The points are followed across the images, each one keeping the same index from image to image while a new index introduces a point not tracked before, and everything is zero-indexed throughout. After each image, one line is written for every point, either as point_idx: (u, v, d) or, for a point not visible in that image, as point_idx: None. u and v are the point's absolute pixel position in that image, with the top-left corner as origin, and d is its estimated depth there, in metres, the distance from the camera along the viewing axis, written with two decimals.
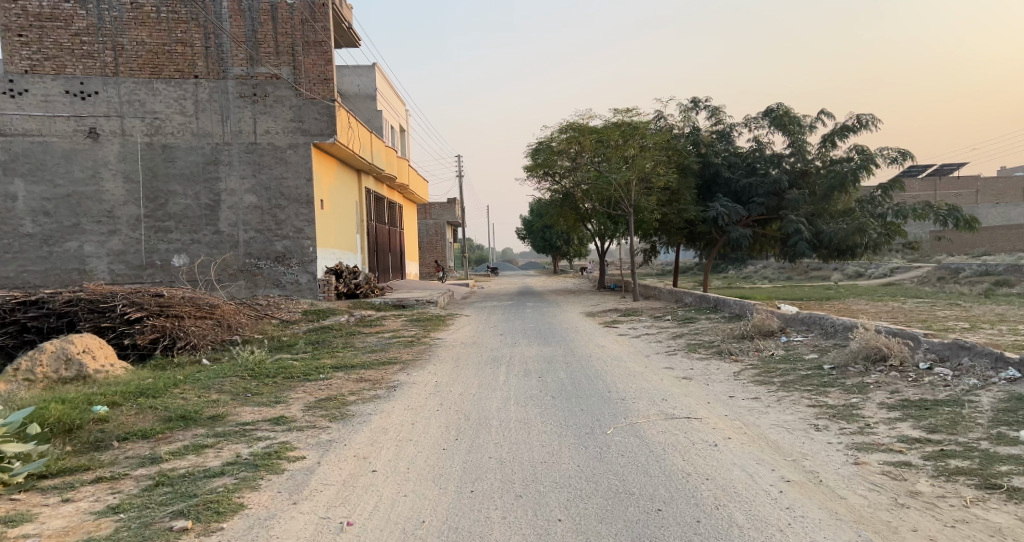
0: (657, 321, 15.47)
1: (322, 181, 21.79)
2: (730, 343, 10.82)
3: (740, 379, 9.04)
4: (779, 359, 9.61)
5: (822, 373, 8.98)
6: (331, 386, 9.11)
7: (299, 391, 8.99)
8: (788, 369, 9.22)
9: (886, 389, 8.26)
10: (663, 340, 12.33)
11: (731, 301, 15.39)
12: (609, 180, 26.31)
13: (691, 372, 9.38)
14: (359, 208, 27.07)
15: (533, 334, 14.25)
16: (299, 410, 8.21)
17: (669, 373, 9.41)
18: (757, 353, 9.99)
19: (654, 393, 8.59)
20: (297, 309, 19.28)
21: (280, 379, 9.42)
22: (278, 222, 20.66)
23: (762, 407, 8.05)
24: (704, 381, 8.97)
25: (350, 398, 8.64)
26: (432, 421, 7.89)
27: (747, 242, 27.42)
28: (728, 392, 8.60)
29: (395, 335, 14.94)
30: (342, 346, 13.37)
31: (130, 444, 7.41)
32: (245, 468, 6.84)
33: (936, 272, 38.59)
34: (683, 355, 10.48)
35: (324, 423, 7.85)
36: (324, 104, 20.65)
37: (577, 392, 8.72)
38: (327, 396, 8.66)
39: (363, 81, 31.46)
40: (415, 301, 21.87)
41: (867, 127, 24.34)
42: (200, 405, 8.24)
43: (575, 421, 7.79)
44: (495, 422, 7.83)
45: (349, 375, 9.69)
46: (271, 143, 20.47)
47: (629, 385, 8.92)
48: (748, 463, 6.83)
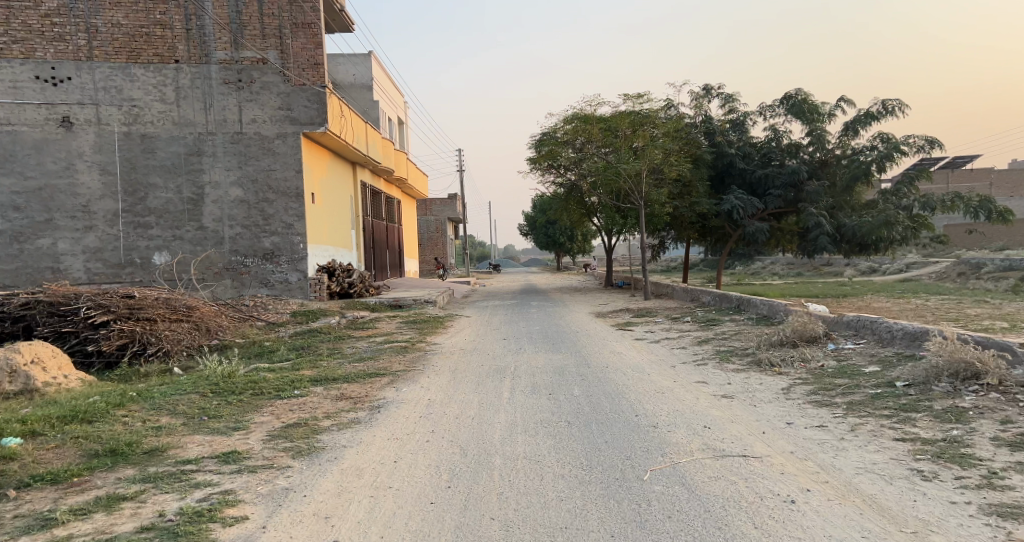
0: (676, 323, 14.16)
1: (313, 174, 20.45)
2: (767, 351, 9.51)
3: (792, 398, 7.72)
4: (833, 373, 8.31)
5: (897, 393, 7.63)
6: (307, 405, 7.78)
7: (268, 412, 7.66)
8: (851, 386, 7.91)
9: (994, 418, 6.88)
10: (687, 346, 11.02)
11: (756, 301, 14.14)
12: (617, 171, 24.99)
13: (730, 389, 8.06)
14: (355, 203, 25.76)
15: (540, 338, 12.93)
16: (260, 442, 6.87)
17: (703, 390, 8.08)
18: (803, 366, 8.67)
19: (692, 419, 7.25)
20: (286, 311, 17.98)
21: (247, 397, 8.05)
22: (267, 217, 19.33)
23: (842, 443, 6.69)
24: (749, 401, 7.65)
25: (324, 425, 7.28)
26: (420, 459, 6.54)
27: (764, 237, 26.18)
28: (783, 416, 7.28)
29: (389, 339, 13.62)
30: (328, 353, 12.05)
31: (32, 493, 6.08)
32: (160, 539, 5.46)
33: (955, 267, 37.30)
34: (715, 365, 9.15)
35: (285, 462, 6.51)
36: (314, 90, 19.35)
37: (596, 416, 7.39)
38: (297, 421, 7.32)
39: (359, 70, 30.15)
40: (411, 300, 20.54)
41: (894, 114, 23.15)
42: (138, 436, 6.92)
43: (600, 461, 6.44)
44: (497, 461, 6.48)
45: (328, 391, 8.33)
46: (257, 132, 19.19)
47: (659, 406, 7.59)
48: (850, 537, 5.46)
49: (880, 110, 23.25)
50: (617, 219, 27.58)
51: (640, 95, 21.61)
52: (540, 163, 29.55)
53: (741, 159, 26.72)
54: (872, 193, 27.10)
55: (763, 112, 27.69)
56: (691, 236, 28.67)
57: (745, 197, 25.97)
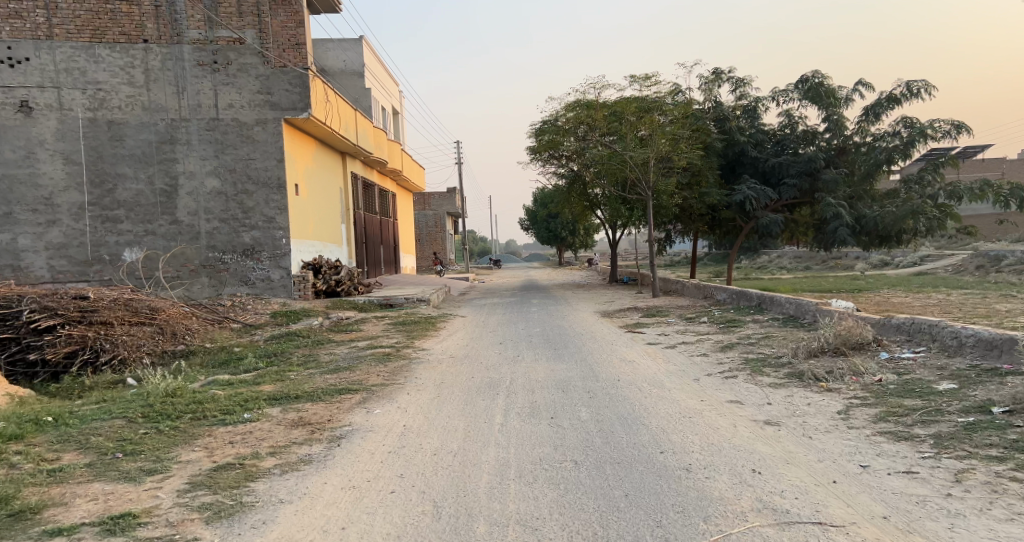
0: (693, 325, 12.78)
1: (297, 163, 19.05)
2: (808, 362, 8.13)
3: (861, 430, 6.39)
4: (901, 392, 7.00)
5: (997, 424, 6.23)
6: (252, 437, 6.52)
7: (199, 446, 6.41)
8: (934, 412, 6.57)
9: None
10: (709, 354, 9.65)
11: (781, 299, 12.85)
12: (623, 159, 23.67)
13: (772, 414, 6.75)
14: (345, 195, 24.38)
15: (541, 344, 11.57)
16: (172, 496, 5.61)
17: (741, 414, 6.77)
18: (856, 381, 7.35)
19: (736, 461, 5.95)
20: (267, 311, 16.58)
21: (183, 424, 6.78)
22: (246, 210, 17.94)
23: (955, 506, 5.31)
24: (801, 432, 6.38)
25: (266, 467, 6.02)
26: (382, 525, 5.24)
27: (778, 229, 25.07)
28: (858, 459, 5.96)
29: (372, 344, 12.25)
30: (303, 361, 10.65)
31: None
32: None
33: (974, 260, 36.03)
34: (746, 379, 7.80)
35: (192, 530, 5.22)
36: (296, 72, 17.98)
37: (610, 455, 6.07)
38: (231, 461, 6.08)
39: (349, 56, 28.77)
40: (403, 299, 19.14)
41: (917, 95, 23.04)
42: (15, 487, 5.70)
43: (620, 531, 5.12)
44: (484, 529, 5.18)
45: (285, 414, 7.02)
46: (235, 119, 17.82)
47: (692, 440, 6.29)
48: None
49: (903, 91, 23.06)
50: (623, 211, 26.23)
51: (648, 76, 20.21)
52: (541, 152, 28.19)
53: (754, 147, 25.91)
54: (892, 182, 25.76)
55: (777, 97, 27.08)
56: (700, 229, 27.36)
57: (759, 187, 25.03)
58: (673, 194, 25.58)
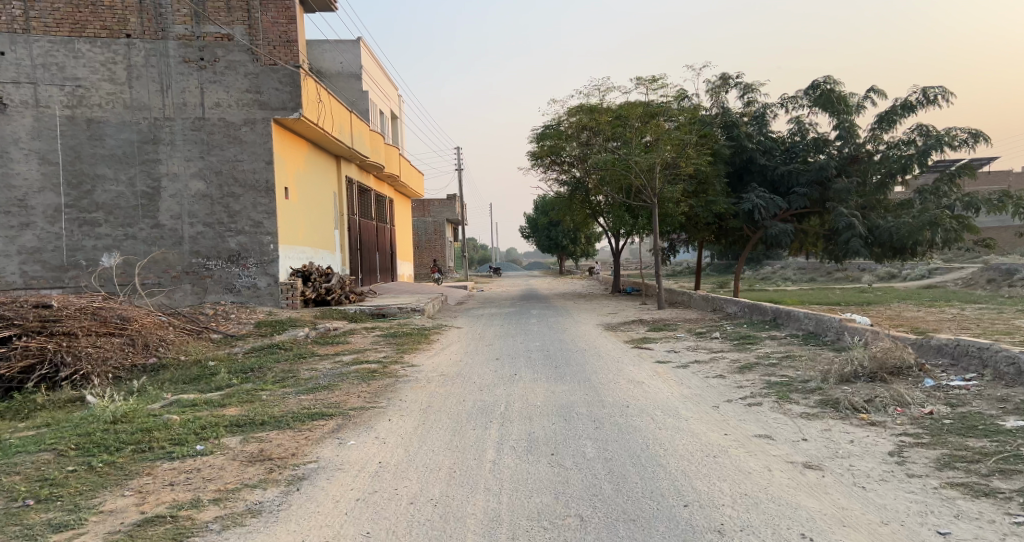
0: (704, 341, 11.88)
1: (287, 166, 18.20)
2: (841, 388, 7.34)
3: (933, 483, 5.55)
4: (961, 428, 6.25)
5: None
6: (197, 478, 5.77)
7: (133, 485, 5.72)
8: (1006, 455, 5.78)
9: None
10: (726, 375, 8.76)
11: (798, 314, 12.00)
12: (627, 166, 22.84)
13: (814, 455, 5.98)
14: (339, 200, 23.53)
15: (542, 361, 10.70)
16: None
17: (775, 454, 6.01)
18: (904, 413, 6.61)
19: (769, 518, 5.18)
20: (250, 320, 15.69)
21: (120, 458, 6.09)
22: (232, 214, 17.06)
23: None
24: (852, 482, 5.59)
25: (204, 520, 5.26)
26: None
27: (787, 239, 24.23)
28: (934, 522, 5.12)
29: (358, 359, 11.36)
30: (281, 378, 9.77)
31: None
32: None
33: (985, 274, 35.35)
34: (772, 408, 6.95)
35: None
36: (287, 71, 17.14)
37: (624, 509, 5.29)
38: (163, 510, 5.37)
39: (347, 57, 27.94)
40: (396, 308, 18.25)
41: (934, 102, 22.22)
42: None
43: None
44: None
45: (240, 447, 6.26)
46: (222, 118, 16.97)
47: (716, 489, 5.51)
48: None
49: (919, 99, 22.22)
50: (627, 219, 25.26)
51: (655, 78, 19.29)
52: (542, 158, 27.32)
53: (762, 155, 25.06)
54: (905, 192, 24.95)
55: (785, 104, 26.25)
56: (706, 238, 26.53)
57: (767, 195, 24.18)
58: (679, 202, 24.76)
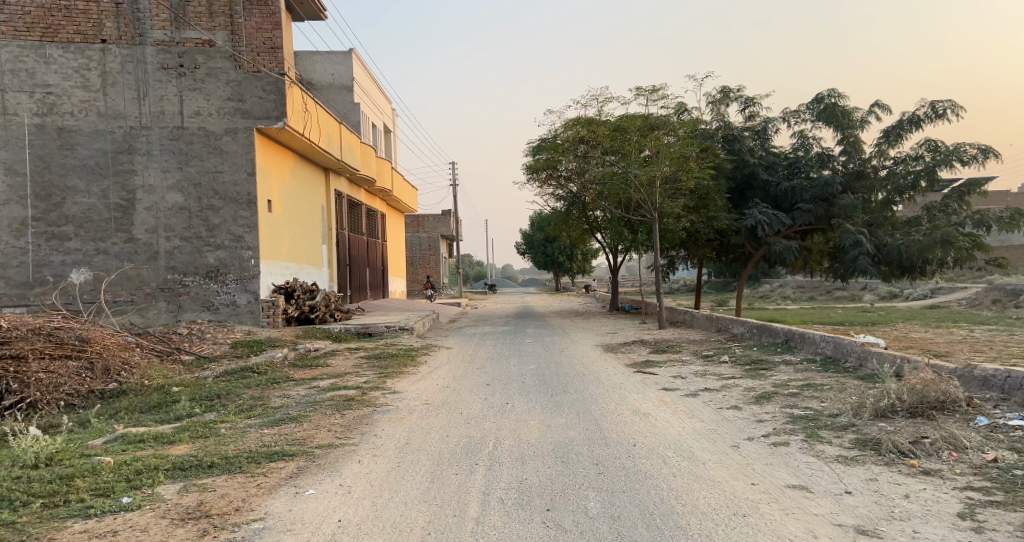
0: (712, 365, 10.99)
1: (271, 178, 17.34)
2: (879, 427, 6.58)
3: None
4: None
5: None
6: None
7: None
8: None
9: None
10: (742, 406, 7.88)
11: (813, 336, 11.15)
12: (627, 180, 22.07)
13: (872, 519, 5.15)
14: (327, 214, 22.67)
15: (537, 387, 9.83)
16: None
17: (820, 516, 5.20)
18: (962, 462, 5.88)
19: None
20: (227, 340, 14.77)
21: (30, 514, 5.36)
22: (211, 227, 16.16)
23: None
24: None
25: None
26: None
27: (791, 257, 23.45)
28: None
29: (338, 384, 10.46)
30: (249, 407, 8.87)
31: None
32: None
33: (989, 294, 34.86)
34: (804, 451, 6.14)
35: None
36: (271, 78, 16.28)
37: None
38: None
39: (338, 69, 27.13)
40: (384, 327, 17.34)
41: (943, 116, 21.16)
42: None
43: None
44: None
45: (172, 500, 5.52)
46: (202, 128, 16.09)
47: None
48: None
49: (928, 113, 21.28)
50: (626, 234, 24.21)
51: (657, 89, 18.44)
52: (538, 172, 26.51)
53: (765, 170, 24.30)
54: (913, 209, 24.21)
55: (787, 118, 25.52)
56: (707, 254, 25.74)
57: (771, 211, 23.41)
58: (679, 218, 23.89)
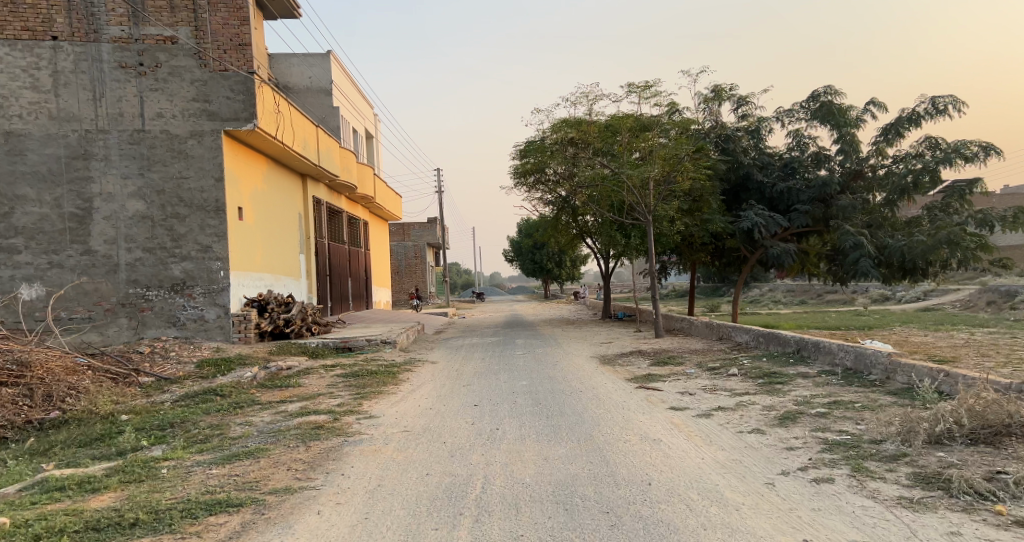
0: (721, 380, 10.04)
1: (241, 184, 16.26)
2: (946, 465, 5.81)
3: None
4: None
5: None
6: None
7: None
8: None
9: None
10: (764, 431, 6.91)
11: (828, 345, 10.24)
12: (620, 180, 21.15)
13: None
14: (304, 222, 21.62)
15: (530, 408, 8.87)
16: None
17: None
18: None
19: None
20: (192, 359, 13.67)
21: None
22: (176, 237, 15.08)
23: None
24: None
25: None
26: None
27: (790, 261, 22.65)
28: None
29: (306, 408, 9.44)
30: (201, 441, 7.86)
31: None
32: None
33: (984, 296, 34.32)
34: (861, 496, 5.38)
35: None
36: (239, 78, 15.23)
37: None
38: None
39: (315, 72, 26.09)
40: (365, 341, 16.22)
41: (944, 112, 19.88)
42: None
43: None
44: None
45: None
46: (165, 131, 15.03)
47: None
48: None
49: (929, 110, 20.06)
50: (619, 238, 23.14)
51: (649, 85, 17.50)
52: (526, 176, 25.56)
53: (760, 171, 23.52)
54: (913, 210, 23.42)
55: (782, 117, 24.74)
56: (701, 259, 24.89)
57: (767, 213, 22.60)
58: (673, 221, 22.97)
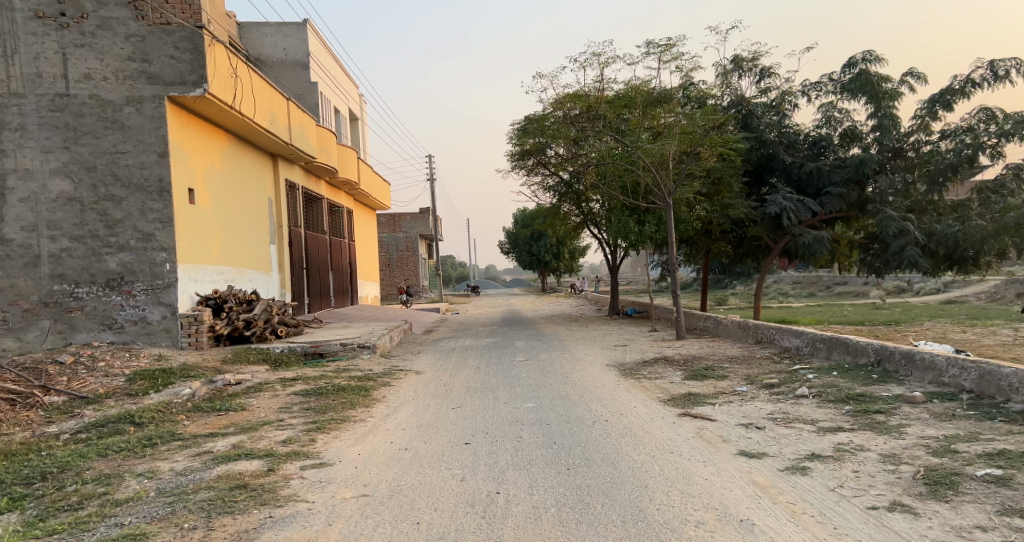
0: (791, 406, 7.68)
1: (192, 162, 13.77)
2: None
3: None
4: None
5: None
6: None
7: None
8: None
9: None
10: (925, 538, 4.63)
11: (930, 360, 7.89)
12: (632, 158, 18.71)
13: None
14: (275, 208, 19.15)
15: (544, 451, 6.49)
16: None
17: None
18: None
19: None
20: (128, 366, 11.17)
21: None
22: (111, 223, 12.61)
23: None
24: None
25: None
26: None
27: (822, 250, 20.25)
28: None
29: (239, 447, 6.98)
30: (61, 511, 5.38)
31: None
32: None
33: (1012, 288, 32.21)
34: None
35: None
36: (185, 33, 12.80)
37: None
38: None
39: (290, 43, 23.62)
40: (339, 345, 13.75)
41: (1005, 78, 18.85)
42: None
43: None
44: None
45: None
46: (94, 95, 12.56)
47: None
48: None
49: (986, 74, 18.99)
50: (633, 226, 20.33)
51: (669, 45, 15.13)
52: (525, 158, 23.06)
53: (785, 150, 21.18)
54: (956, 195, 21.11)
55: (807, 91, 22.47)
56: (721, 249, 22.48)
57: (795, 197, 20.28)
58: (691, 207, 20.56)
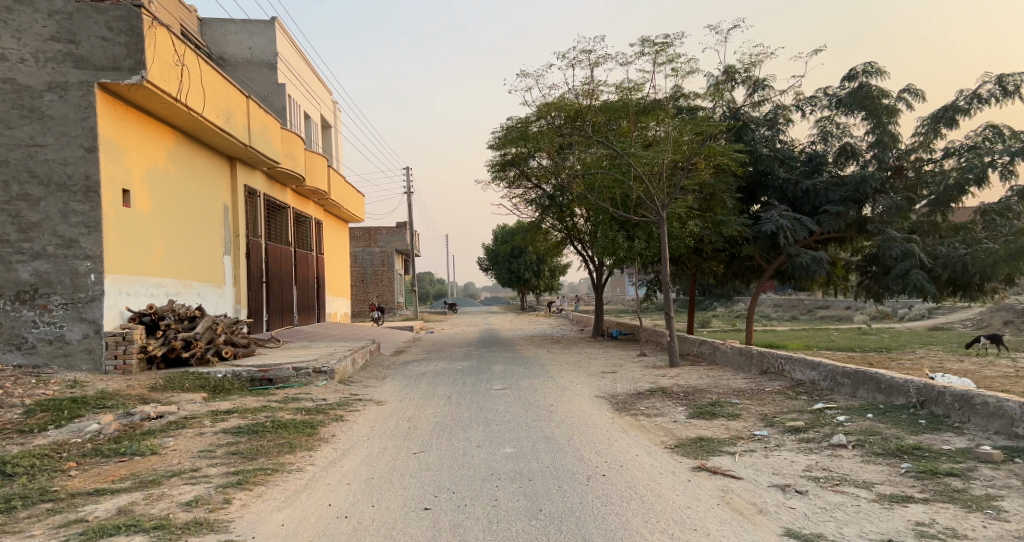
0: (830, 461, 6.22)
1: (128, 159, 12.11)
2: None
3: None
4: None
5: None
6: None
7: None
8: None
9: None
10: None
11: (997, 405, 6.49)
12: (623, 167, 17.28)
13: None
14: (231, 216, 17.49)
15: (524, 532, 5.00)
16: None
17: None
18: None
19: None
20: (32, 394, 9.50)
21: None
22: (26, 227, 10.99)
23: None
24: None
25: None
26: None
27: (820, 271, 18.94)
28: None
29: (126, 510, 5.44)
30: None
31: None
32: None
33: (999, 315, 31.30)
34: None
35: None
36: (118, 12, 11.24)
37: None
38: None
39: (255, 41, 22.02)
40: (291, 371, 12.07)
41: (1015, 93, 17.72)
42: None
43: None
44: None
45: None
46: (10, 80, 10.95)
47: None
48: None
49: (995, 90, 17.81)
50: (621, 242, 18.88)
51: (665, 44, 13.77)
52: (505, 169, 21.67)
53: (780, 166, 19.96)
54: (961, 217, 19.94)
55: (802, 105, 21.29)
56: (712, 268, 21.12)
57: (791, 215, 18.98)
58: (683, 223, 19.16)
